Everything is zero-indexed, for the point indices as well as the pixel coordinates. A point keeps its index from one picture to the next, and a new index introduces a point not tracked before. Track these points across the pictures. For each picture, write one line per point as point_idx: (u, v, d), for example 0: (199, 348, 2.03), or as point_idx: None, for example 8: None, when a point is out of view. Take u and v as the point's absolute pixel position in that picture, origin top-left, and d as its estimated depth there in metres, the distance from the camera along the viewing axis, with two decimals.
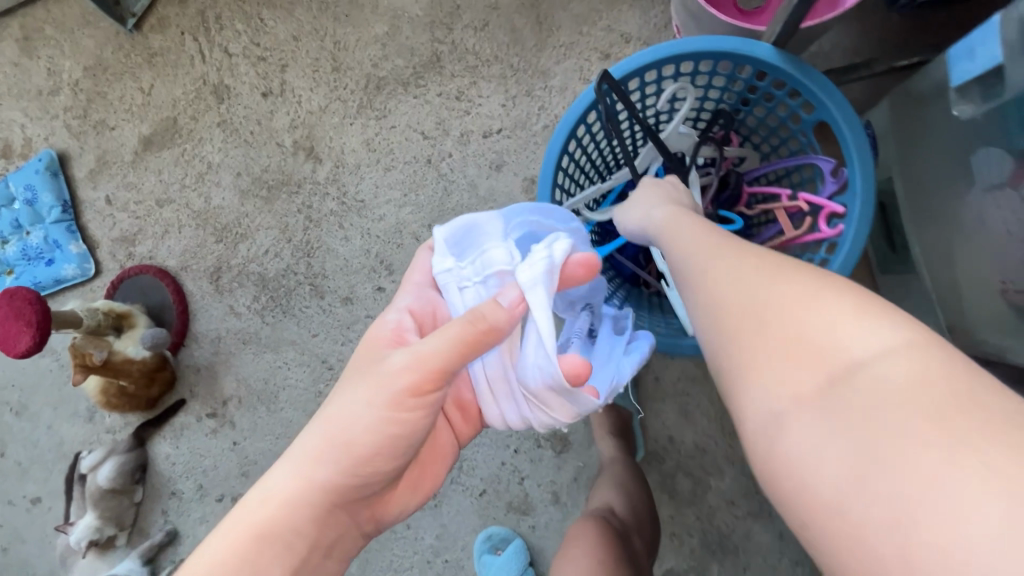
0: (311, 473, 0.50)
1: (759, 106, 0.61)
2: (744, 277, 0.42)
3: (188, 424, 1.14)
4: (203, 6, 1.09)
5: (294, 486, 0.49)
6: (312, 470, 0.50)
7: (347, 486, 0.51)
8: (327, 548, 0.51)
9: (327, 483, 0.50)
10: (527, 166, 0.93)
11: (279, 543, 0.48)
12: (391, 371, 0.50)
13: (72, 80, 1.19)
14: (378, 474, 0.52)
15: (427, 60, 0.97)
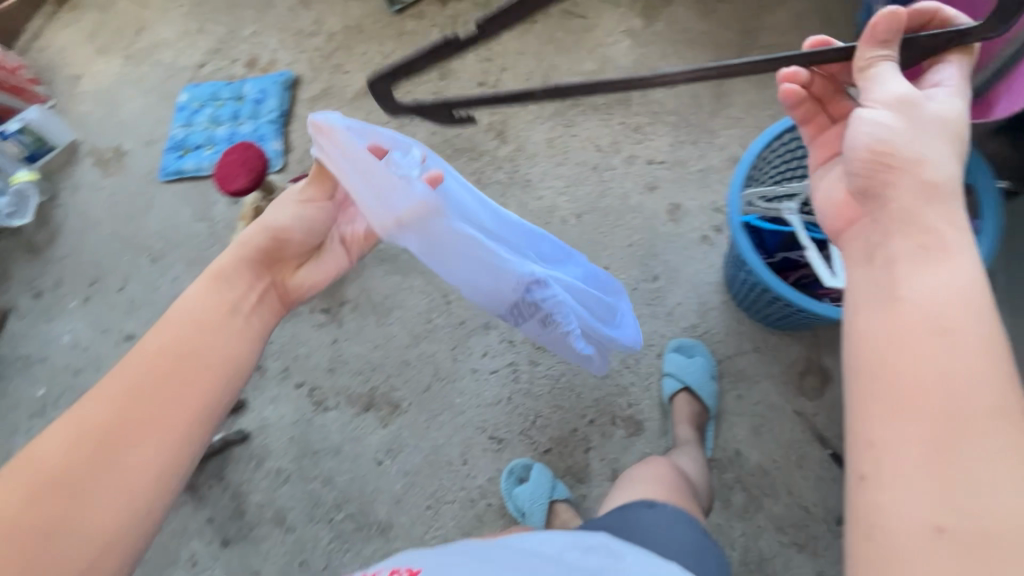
0: (237, 244, 0.64)
1: None
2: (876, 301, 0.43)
3: (300, 312, 1.26)
4: (457, 13, 1.40)
5: (230, 251, 0.63)
6: (243, 238, 0.64)
7: (267, 244, 0.64)
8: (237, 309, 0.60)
9: (251, 243, 0.63)
10: (674, 195, 1.13)
11: (229, 281, 0.61)
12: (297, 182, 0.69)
13: (330, 31, 1.50)
14: (294, 242, 0.65)
15: (619, 97, 1.22)
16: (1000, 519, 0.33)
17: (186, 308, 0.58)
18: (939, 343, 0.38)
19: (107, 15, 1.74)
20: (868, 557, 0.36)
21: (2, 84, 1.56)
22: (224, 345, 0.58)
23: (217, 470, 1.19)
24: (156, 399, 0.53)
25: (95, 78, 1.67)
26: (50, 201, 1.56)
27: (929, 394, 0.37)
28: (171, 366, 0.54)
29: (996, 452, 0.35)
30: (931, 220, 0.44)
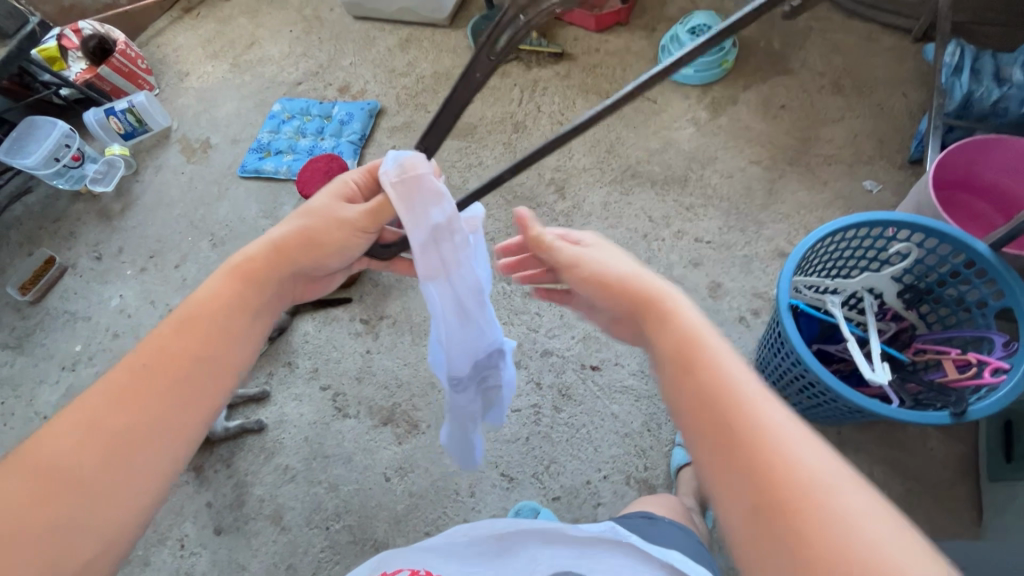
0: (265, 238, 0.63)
1: (952, 287, 0.85)
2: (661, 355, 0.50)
3: (340, 318, 1.31)
4: (538, 77, 1.53)
5: (260, 246, 0.62)
6: (270, 238, 0.63)
7: (300, 247, 0.63)
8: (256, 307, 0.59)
9: (284, 243, 0.63)
10: (717, 273, 1.18)
11: (256, 284, 0.60)
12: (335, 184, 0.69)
13: (420, 74, 1.65)
14: (330, 249, 0.65)
15: (677, 177, 1.30)
16: (784, 479, 0.38)
17: (205, 305, 0.56)
18: (694, 379, 0.45)
19: (224, 27, 1.93)
20: (744, 562, 0.39)
21: (121, 68, 1.73)
22: (239, 348, 0.57)
23: (226, 456, 1.20)
24: (173, 395, 0.51)
25: (201, 77, 1.84)
26: (132, 175, 1.68)
27: (702, 412, 0.44)
28: (190, 362, 0.53)
29: (771, 432, 0.40)
30: (663, 288, 0.55)
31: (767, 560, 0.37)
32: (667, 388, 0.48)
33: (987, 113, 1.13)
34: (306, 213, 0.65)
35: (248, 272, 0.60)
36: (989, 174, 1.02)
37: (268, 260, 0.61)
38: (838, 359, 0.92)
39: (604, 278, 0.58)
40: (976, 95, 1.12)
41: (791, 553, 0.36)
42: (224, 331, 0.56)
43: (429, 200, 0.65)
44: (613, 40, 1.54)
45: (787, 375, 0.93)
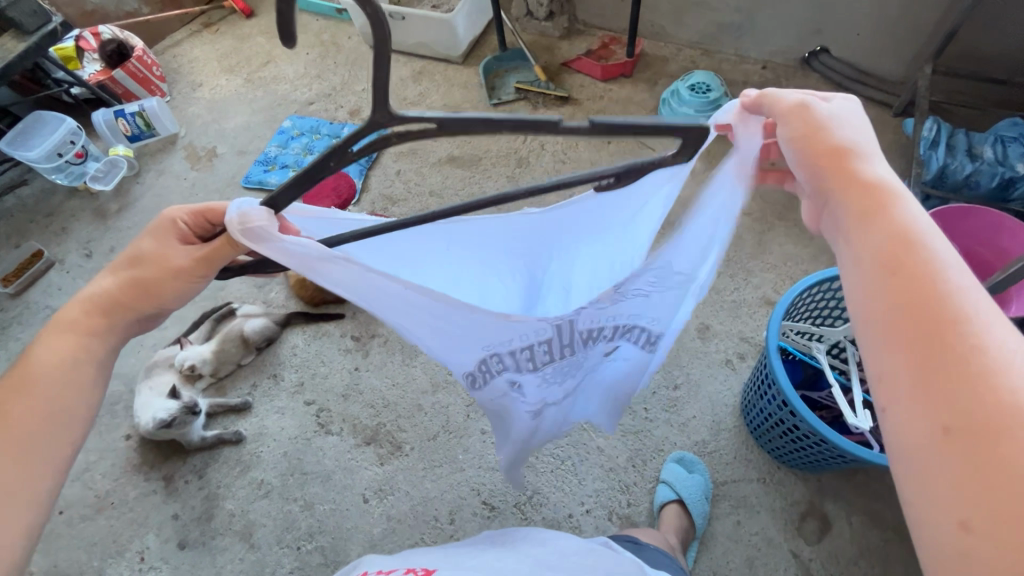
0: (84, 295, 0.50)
1: None
2: (851, 248, 0.40)
3: (330, 333, 1.30)
4: (544, 118, 1.60)
5: (86, 297, 0.50)
6: (96, 290, 0.50)
7: (133, 299, 0.49)
8: (97, 361, 0.51)
9: (112, 295, 0.49)
10: (706, 316, 1.22)
11: (98, 337, 0.50)
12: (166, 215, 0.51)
13: (430, 105, 1.71)
14: (167, 297, 0.50)
15: (672, 221, 1.36)
16: (1001, 406, 0.31)
17: (40, 360, 0.49)
18: (908, 276, 0.36)
19: (241, 44, 1.99)
20: (908, 482, 0.34)
21: (135, 73, 1.76)
22: (85, 399, 0.51)
23: (199, 466, 1.17)
24: (22, 451, 0.48)
25: (213, 89, 1.88)
26: (132, 177, 1.68)
27: (905, 317, 0.35)
28: (33, 417, 0.48)
29: (990, 373, 0.32)
30: (873, 164, 0.40)
31: (943, 488, 0.32)
32: (854, 286, 0.39)
33: (961, 185, 1.22)
34: (134, 257, 0.50)
35: (85, 325, 0.50)
36: (963, 241, 1.08)
37: (100, 315, 0.50)
38: (821, 406, 0.96)
39: (838, 152, 0.40)
40: (951, 168, 1.21)
41: (979, 483, 0.31)
42: (67, 387, 0.50)
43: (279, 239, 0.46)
44: (616, 89, 1.62)
45: (770, 418, 0.95)
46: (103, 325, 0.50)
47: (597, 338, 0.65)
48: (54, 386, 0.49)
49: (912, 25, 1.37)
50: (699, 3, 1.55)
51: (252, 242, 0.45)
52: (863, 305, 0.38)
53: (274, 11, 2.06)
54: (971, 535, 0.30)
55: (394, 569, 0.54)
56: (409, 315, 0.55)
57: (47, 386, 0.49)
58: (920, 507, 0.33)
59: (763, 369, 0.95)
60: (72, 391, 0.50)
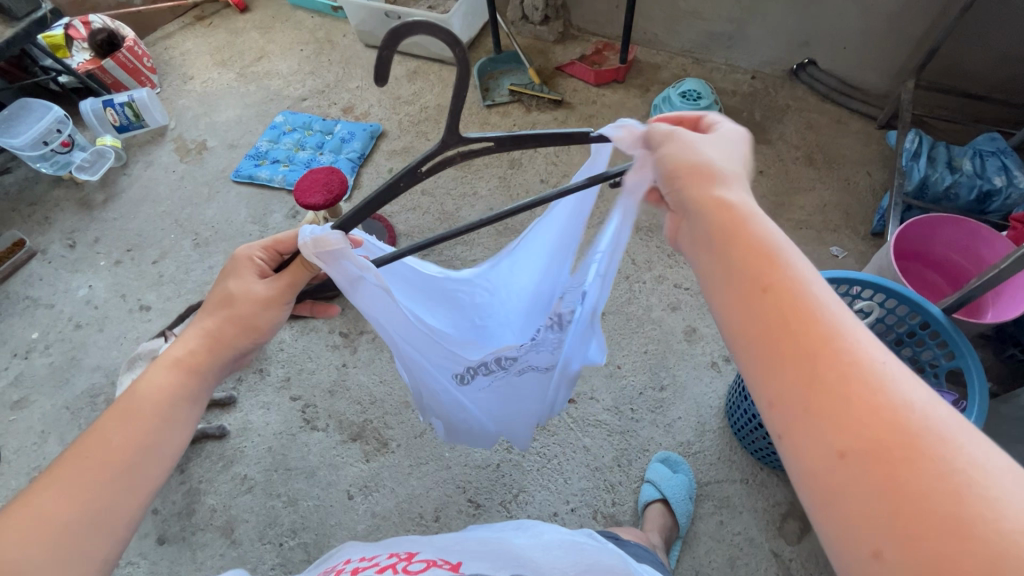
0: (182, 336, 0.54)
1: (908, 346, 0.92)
2: (724, 265, 0.42)
3: (319, 329, 1.29)
4: (537, 120, 1.62)
5: (186, 333, 0.54)
6: (199, 330, 0.53)
7: (233, 330, 0.54)
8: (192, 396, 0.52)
9: (211, 330, 0.54)
10: (693, 318, 1.24)
11: (199, 370, 0.53)
12: (241, 256, 0.56)
13: (424, 104, 1.71)
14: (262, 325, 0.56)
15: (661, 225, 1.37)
16: (875, 421, 0.32)
17: (147, 392, 0.50)
18: (773, 298, 0.38)
19: (235, 38, 1.97)
20: (815, 511, 0.34)
21: (125, 64, 1.73)
22: (178, 436, 0.51)
23: (181, 461, 1.15)
24: (109, 478, 0.46)
25: (205, 82, 1.86)
26: (120, 167, 1.66)
27: (777, 336, 0.37)
28: (130, 443, 0.47)
29: (870, 381, 0.33)
30: (725, 175, 0.46)
31: (849, 511, 0.32)
32: (737, 305, 0.40)
33: (941, 196, 1.25)
34: (223, 298, 0.55)
35: (190, 362, 0.52)
36: (942, 249, 1.12)
37: (203, 351, 0.53)
38: None
39: (694, 168, 0.46)
40: (931, 179, 1.24)
41: (882, 499, 0.31)
42: (166, 423, 0.50)
43: (347, 257, 0.51)
44: (609, 94, 1.64)
45: (754, 419, 0.97)
46: (206, 361, 0.53)
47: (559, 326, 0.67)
48: (158, 418, 0.49)
49: (895, 41, 1.41)
50: (692, 12, 1.58)
51: (324, 263, 0.51)
52: (744, 325, 0.40)
53: (270, 7, 2.05)
54: (883, 562, 0.30)
55: (376, 555, 0.54)
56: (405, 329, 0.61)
57: (152, 418, 0.49)
58: (836, 538, 0.33)
59: None
60: (170, 427, 0.50)
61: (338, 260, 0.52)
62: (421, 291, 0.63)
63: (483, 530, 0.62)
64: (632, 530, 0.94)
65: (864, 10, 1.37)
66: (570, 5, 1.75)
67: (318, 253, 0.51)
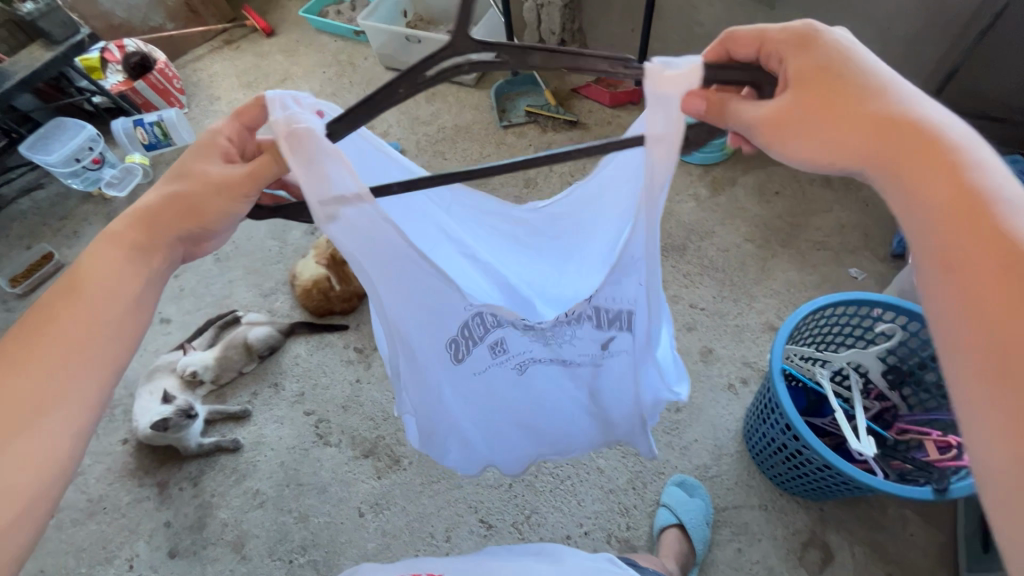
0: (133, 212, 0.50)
1: (932, 370, 0.89)
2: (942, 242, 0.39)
3: (334, 344, 1.30)
4: (553, 141, 1.64)
5: (140, 208, 0.50)
6: (146, 204, 0.49)
7: (179, 207, 0.48)
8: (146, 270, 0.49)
9: (150, 218, 0.49)
10: (709, 339, 1.22)
11: (144, 247, 0.49)
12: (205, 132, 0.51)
13: (442, 124, 1.74)
14: (211, 215, 0.49)
15: (676, 245, 1.36)
16: None
17: (92, 268, 0.48)
18: (992, 302, 0.36)
19: (261, 61, 2.04)
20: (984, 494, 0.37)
21: (156, 85, 1.80)
22: (134, 312, 0.49)
23: (194, 474, 1.15)
24: (61, 370, 0.46)
25: (231, 102, 1.92)
26: (146, 184, 1.71)
27: (991, 329, 0.36)
28: (81, 334, 0.47)
29: None
30: (948, 141, 0.41)
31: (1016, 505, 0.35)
32: (950, 286, 0.39)
33: None
34: (176, 175, 0.50)
35: (137, 239, 0.49)
36: None
37: (148, 230, 0.49)
38: (825, 433, 0.95)
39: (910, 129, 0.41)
40: None
41: None
42: (116, 301, 0.48)
43: (336, 160, 0.46)
44: (624, 115, 1.66)
45: (773, 443, 0.95)
46: (154, 240, 0.49)
47: (583, 316, 0.66)
48: (107, 298, 0.48)
49: (913, 64, 1.41)
50: (707, 35, 1.60)
51: (292, 153, 0.45)
52: (952, 308, 0.38)
53: (295, 31, 2.12)
54: None
55: None
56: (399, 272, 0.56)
57: (99, 296, 0.47)
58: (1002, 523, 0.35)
59: (766, 393, 0.95)
60: (120, 304, 0.48)
61: (327, 156, 0.46)
62: (422, 235, 0.62)
63: (503, 555, 0.62)
64: (648, 557, 0.92)
65: (880, 33, 1.38)
66: (586, 29, 1.78)
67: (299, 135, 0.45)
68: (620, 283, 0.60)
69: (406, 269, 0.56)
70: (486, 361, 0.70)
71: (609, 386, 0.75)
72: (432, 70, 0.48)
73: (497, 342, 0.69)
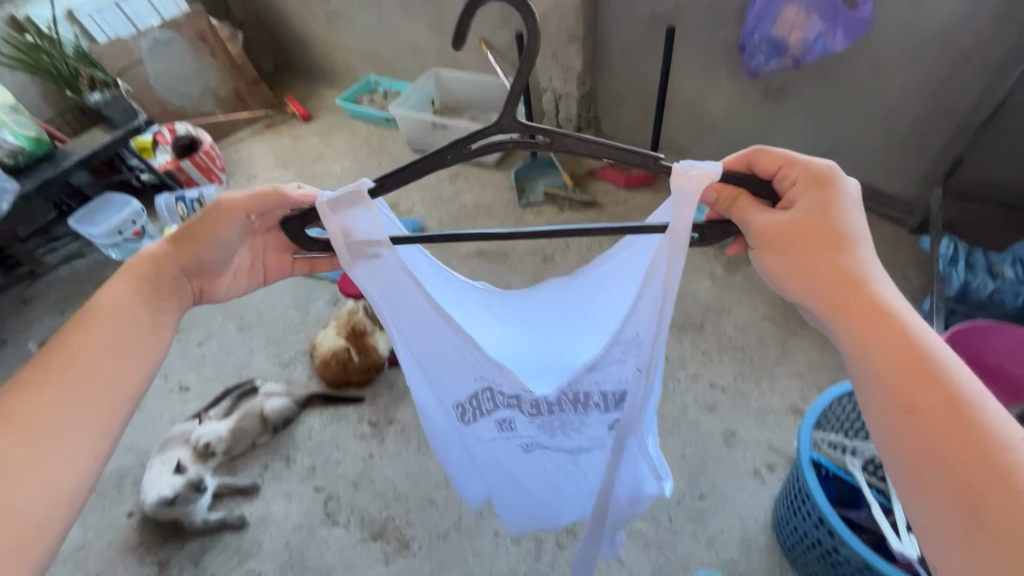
0: (153, 251, 0.58)
1: None
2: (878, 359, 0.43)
3: (348, 417, 1.29)
4: (570, 219, 1.70)
5: (158, 245, 0.59)
6: (165, 240, 0.58)
7: (185, 238, 0.58)
8: (156, 300, 0.56)
9: (157, 256, 0.57)
10: (731, 421, 1.19)
11: (156, 278, 0.56)
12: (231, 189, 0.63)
13: (463, 202, 1.82)
14: (206, 237, 0.58)
15: (694, 323, 1.36)
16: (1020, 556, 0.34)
17: (116, 295, 0.54)
18: (926, 419, 0.39)
19: (298, 143, 2.20)
20: None
21: (200, 164, 1.94)
22: (151, 336, 0.55)
23: (197, 553, 1.12)
24: (81, 375, 0.49)
25: (266, 180, 2.05)
26: None
27: (928, 443, 0.39)
28: (102, 348, 0.51)
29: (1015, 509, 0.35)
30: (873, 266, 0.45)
31: None
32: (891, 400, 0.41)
33: (987, 302, 1.22)
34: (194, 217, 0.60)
35: (155, 273, 0.56)
36: (996, 357, 1.07)
37: (165, 263, 0.57)
38: (862, 529, 0.90)
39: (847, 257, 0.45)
40: (973, 285, 1.22)
41: None
42: (135, 324, 0.54)
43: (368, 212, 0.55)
44: (639, 197, 1.73)
45: (806, 537, 0.89)
46: (166, 272, 0.57)
47: (590, 403, 0.70)
48: (126, 319, 0.53)
49: (918, 152, 1.46)
50: (716, 125, 1.69)
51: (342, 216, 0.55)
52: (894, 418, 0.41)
53: (331, 117, 2.30)
54: None
55: None
56: (429, 336, 0.64)
57: (119, 318, 0.53)
58: None
59: (795, 482, 0.90)
60: (139, 328, 0.54)
61: (354, 211, 0.55)
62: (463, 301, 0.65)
63: None
64: None
65: (883, 124, 1.45)
66: (601, 118, 1.90)
67: (337, 199, 0.54)
68: (628, 365, 0.63)
69: (426, 325, 0.63)
70: (494, 432, 0.74)
71: (592, 469, 0.82)
72: (477, 139, 0.56)
73: (504, 422, 0.73)
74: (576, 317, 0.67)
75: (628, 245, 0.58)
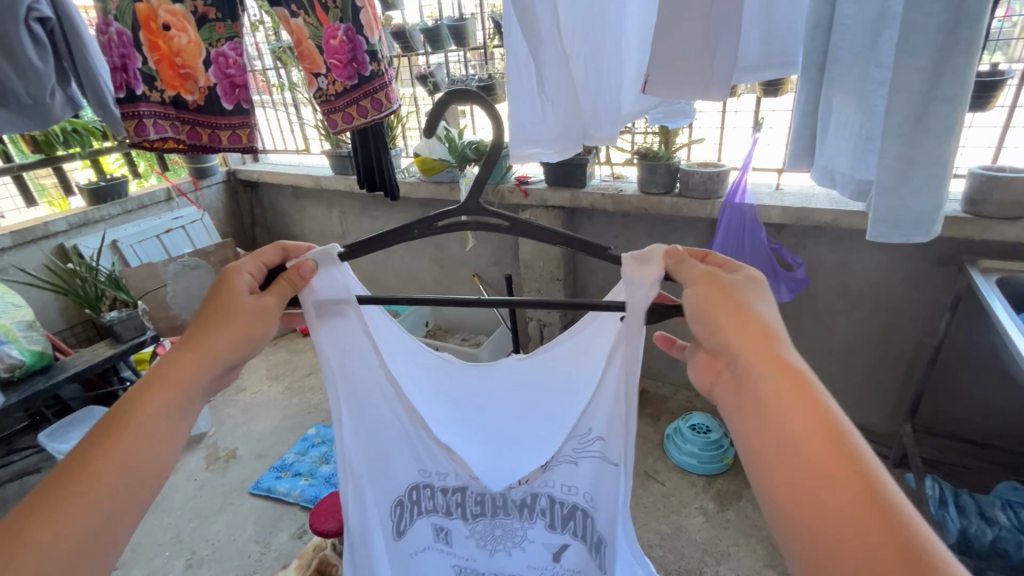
0: (173, 353, 0.52)
1: None
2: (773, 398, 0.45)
3: None
4: None
5: (177, 344, 0.53)
6: (189, 339, 0.53)
7: (226, 341, 0.53)
8: (182, 408, 0.51)
9: (182, 361, 0.51)
10: None
11: (185, 388, 0.51)
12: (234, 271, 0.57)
13: None
14: (252, 341, 0.55)
15: (691, 569, 1.26)
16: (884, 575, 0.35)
17: (138, 410, 0.49)
18: (812, 452, 0.41)
19: (293, 357, 2.29)
20: None
21: None
22: (171, 450, 0.49)
23: None
24: (97, 513, 0.44)
25: (254, 393, 2.07)
26: None
27: (810, 474, 0.41)
28: (111, 483, 0.45)
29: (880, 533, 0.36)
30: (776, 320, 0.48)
31: None
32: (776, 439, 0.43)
33: (992, 551, 1.17)
34: (213, 308, 0.54)
35: (182, 379, 0.51)
36: None
37: (192, 365, 0.52)
38: None
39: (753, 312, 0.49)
40: (970, 531, 1.19)
41: None
42: (157, 439, 0.48)
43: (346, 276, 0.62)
44: None
45: None
46: (195, 379, 0.52)
47: (537, 510, 0.72)
48: (147, 437, 0.48)
49: (880, 386, 1.57)
50: None
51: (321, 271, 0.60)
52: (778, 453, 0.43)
53: None
54: None
55: None
56: (386, 426, 0.70)
57: (140, 436, 0.47)
58: None
59: None
60: (161, 444, 0.49)
61: (326, 271, 0.61)
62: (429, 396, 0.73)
63: None
64: None
65: (840, 360, 1.59)
66: None
67: (308, 258, 0.59)
68: (578, 468, 0.68)
69: (383, 416, 0.69)
70: (429, 539, 0.76)
71: None
72: (442, 219, 0.65)
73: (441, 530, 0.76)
74: (533, 418, 0.74)
75: (585, 337, 0.65)
